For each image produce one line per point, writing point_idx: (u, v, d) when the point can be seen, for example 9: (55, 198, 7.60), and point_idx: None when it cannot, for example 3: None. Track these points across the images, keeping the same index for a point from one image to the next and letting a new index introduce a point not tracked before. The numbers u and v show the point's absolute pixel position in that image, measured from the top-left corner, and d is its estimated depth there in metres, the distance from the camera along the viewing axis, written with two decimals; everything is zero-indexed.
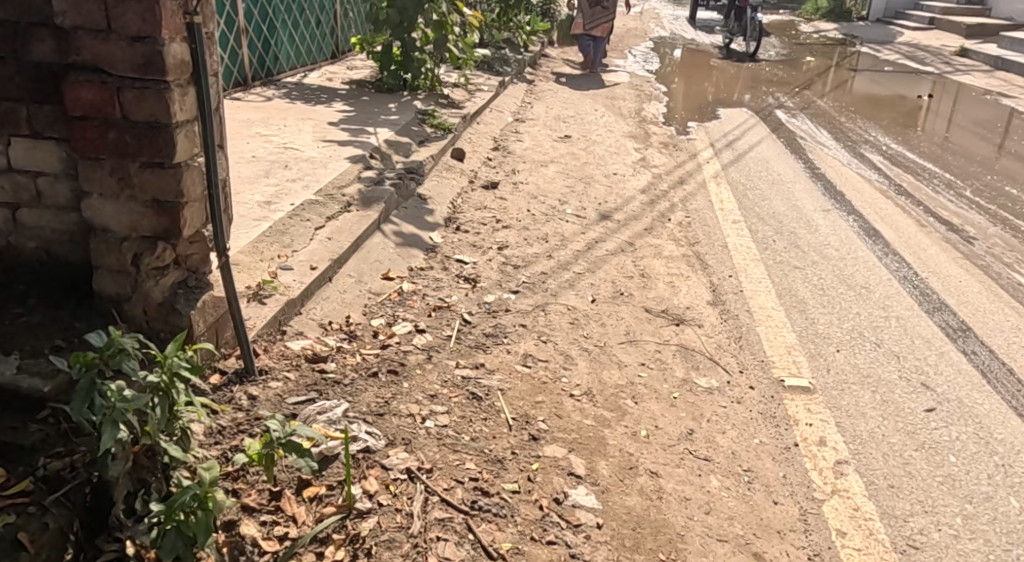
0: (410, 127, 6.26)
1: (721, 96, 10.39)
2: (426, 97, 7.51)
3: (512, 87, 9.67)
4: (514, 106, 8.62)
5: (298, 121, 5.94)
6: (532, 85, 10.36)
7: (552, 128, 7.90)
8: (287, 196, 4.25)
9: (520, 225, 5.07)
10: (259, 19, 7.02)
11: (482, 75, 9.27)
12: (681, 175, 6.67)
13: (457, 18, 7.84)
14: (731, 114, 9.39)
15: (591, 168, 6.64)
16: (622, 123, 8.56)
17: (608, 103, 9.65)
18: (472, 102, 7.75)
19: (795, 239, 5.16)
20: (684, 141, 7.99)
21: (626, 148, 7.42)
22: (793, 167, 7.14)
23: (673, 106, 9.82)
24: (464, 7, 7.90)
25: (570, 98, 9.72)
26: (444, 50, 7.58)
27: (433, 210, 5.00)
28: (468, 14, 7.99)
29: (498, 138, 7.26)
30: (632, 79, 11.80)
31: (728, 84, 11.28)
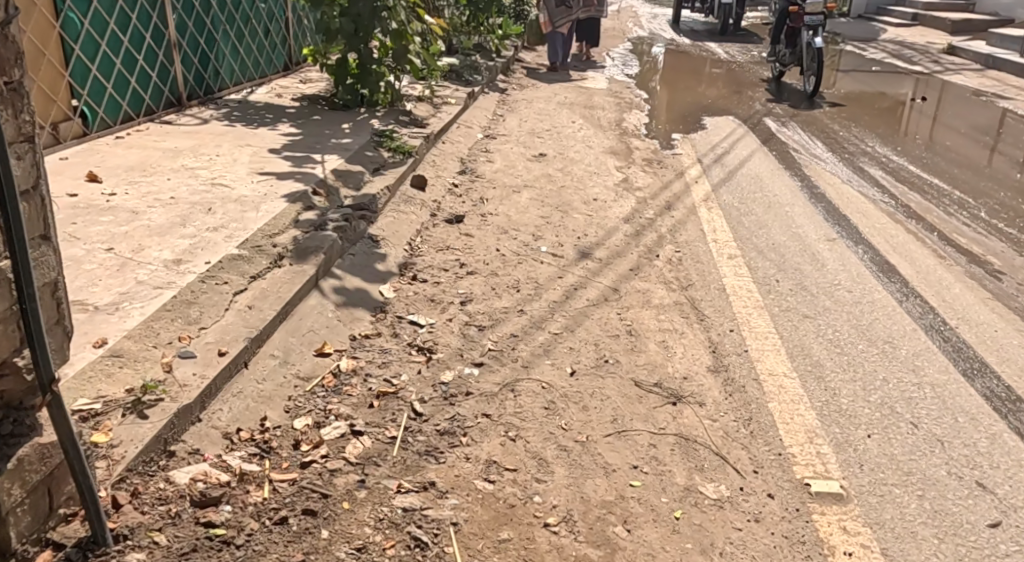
0: (364, 152, 5.59)
1: (706, 103, 9.83)
2: (386, 115, 6.82)
3: (483, 98, 9.02)
4: (483, 120, 7.97)
5: (235, 148, 5.24)
6: (504, 94, 9.72)
7: (525, 146, 7.25)
8: (204, 249, 3.56)
9: (488, 271, 4.40)
10: (197, 32, 6.31)
11: (450, 86, 8.60)
12: (667, 198, 6.05)
13: (418, 26, 7.18)
14: (719, 124, 8.79)
15: (568, 193, 5.99)
16: (602, 137, 7.93)
17: (585, 113, 9.02)
18: (437, 119, 7.10)
19: (801, 278, 4.54)
20: (668, 157, 7.37)
21: (607, 168, 6.79)
22: (789, 185, 6.53)
23: (656, 115, 9.19)
24: (426, 14, 7.24)
25: (546, 109, 9.07)
26: (405, 62, 6.91)
27: (385, 254, 4.33)
28: (430, 21, 7.34)
29: (466, 159, 6.60)
30: (610, 85, 11.18)
31: (713, 90, 10.67)
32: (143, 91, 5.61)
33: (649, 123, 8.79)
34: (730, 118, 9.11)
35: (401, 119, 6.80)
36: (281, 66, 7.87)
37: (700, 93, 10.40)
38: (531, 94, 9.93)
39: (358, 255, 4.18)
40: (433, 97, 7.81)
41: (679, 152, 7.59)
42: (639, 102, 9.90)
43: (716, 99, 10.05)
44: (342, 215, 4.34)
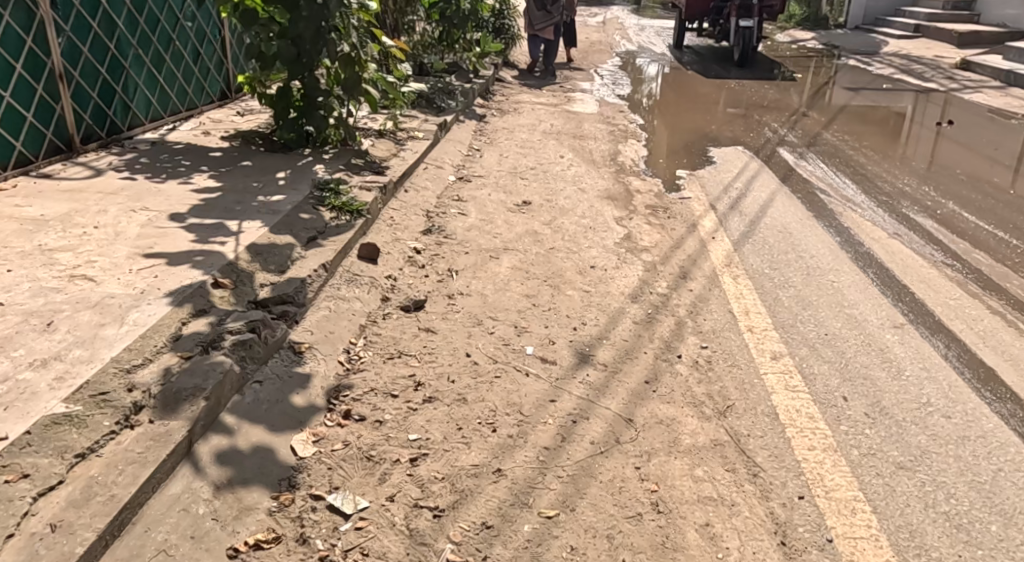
0: (301, 213, 4.39)
1: (708, 132, 8.81)
2: (335, 157, 5.62)
3: (458, 127, 7.88)
4: (456, 157, 6.83)
5: (125, 213, 4.03)
6: (483, 122, 8.59)
7: (506, 191, 6.08)
8: (8, 409, 2.33)
9: (452, 395, 3.18)
10: (95, 59, 5.09)
11: (419, 115, 7.44)
12: (681, 263, 4.90)
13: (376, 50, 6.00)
14: (728, 159, 7.69)
15: (560, 259, 4.83)
16: (596, 177, 6.79)
17: (574, 145, 7.89)
18: (400, 161, 5.94)
19: (875, 389, 3.40)
20: (675, 202, 6.23)
21: (604, 219, 5.63)
22: (824, 239, 5.39)
23: (657, 148, 8.08)
24: (385, 37, 6.10)
25: (529, 141, 7.90)
26: (360, 93, 5.74)
27: (310, 375, 3.12)
28: (390, 45, 6.20)
29: (432, 211, 5.43)
30: (602, 108, 10.06)
31: (717, 118, 9.58)
32: (12, 137, 4.40)
33: (649, 158, 7.67)
34: (739, 150, 8.03)
35: (355, 162, 5.61)
36: (213, 94, 6.65)
37: (702, 122, 9.34)
38: (513, 121, 8.80)
39: (266, 382, 2.95)
40: (396, 134, 6.64)
41: (688, 195, 6.46)
42: (634, 131, 8.77)
43: (719, 127, 9.03)
44: (247, 320, 3.11)
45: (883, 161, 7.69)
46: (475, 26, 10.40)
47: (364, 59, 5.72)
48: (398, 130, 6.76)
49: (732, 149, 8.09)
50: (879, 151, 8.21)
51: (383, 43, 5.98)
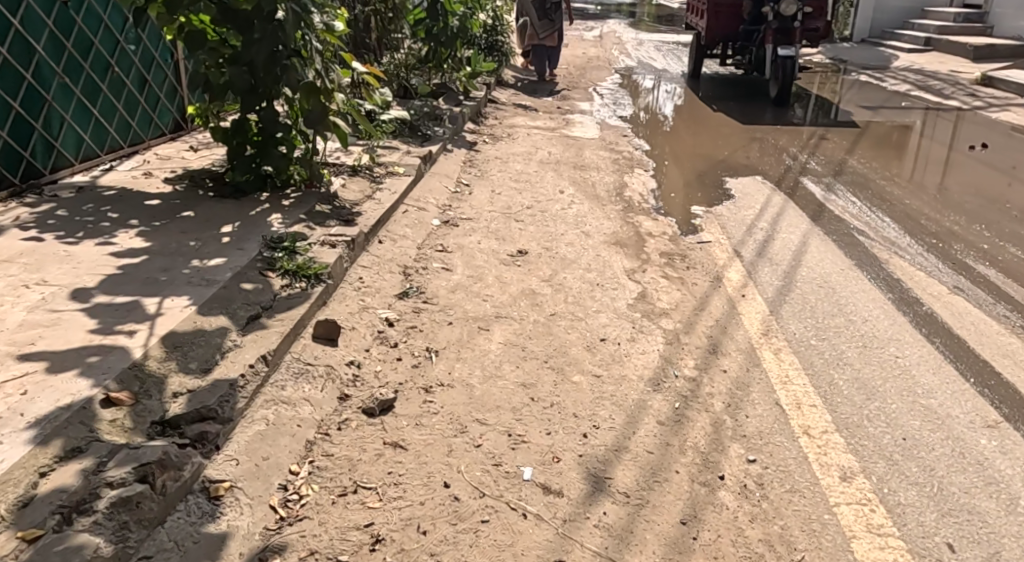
0: (244, 282, 3.56)
1: (721, 160, 8.03)
2: (297, 203, 4.79)
3: (446, 159, 7.09)
4: (442, 196, 6.03)
5: (15, 289, 3.20)
6: (474, 151, 7.81)
7: (498, 238, 5.28)
8: None
9: (423, 557, 2.34)
10: (7, 92, 4.31)
11: (400, 146, 6.63)
12: (709, 333, 4.08)
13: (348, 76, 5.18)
14: (748, 192, 6.89)
15: (563, 329, 4.02)
16: (601, 218, 5.99)
17: (576, 178, 7.11)
18: (376, 205, 5.12)
19: (986, 528, 2.59)
20: (694, 249, 5.42)
21: (613, 273, 4.83)
22: (873, 297, 4.58)
23: (667, 180, 7.28)
24: (355, 61, 5.28)
25: (524, 174, 7.10)
26: (328, 126, 4.91)
27: (227, 537, 2.28)
28: (362, 71, 5.38)
29: (410, 265, 4.61)
30: (604, 132, 9.29)
31: (729, 144, 8.78)
32: None
33: (659, 192, 6.87)
34: (758, 181, 7.23)
35: (321, 207, 4.79)
36: (163, 124, 5.84)
37: (713, 149, 8.54)
38: (507, 149, 8.03)
39: (157, 559, 2.11)
40: (370, 172, 5.82)
41: (706, 239, 5.64)
42: (640, 159, 7.98)
43: (732, 155, 8.26)
44: (138, 463, 2.23)
45: (919, 193, 6.92)
46: (466, 44, 9.64)
47: (333, 87, 4.90)
48: (374, 166, 5.94)
49: (752, 179, 7.29)
50: (912, 179, 7.44)
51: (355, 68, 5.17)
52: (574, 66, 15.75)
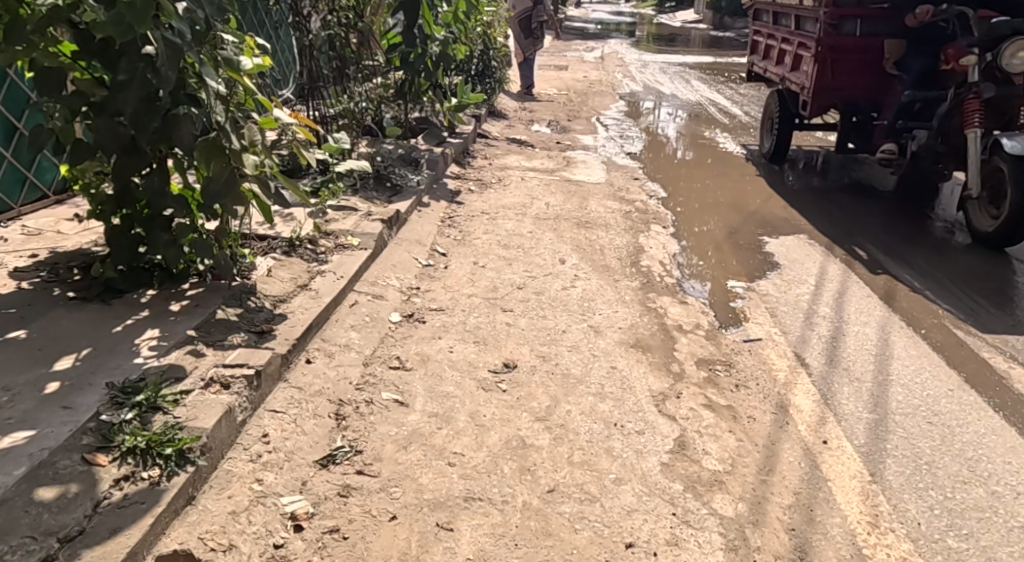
0: (45, 485, 2.19)
1: (753, 214, 6.70)
2: (192, 307, 3.40)
3: (420, 217, 5.75)
4: (408, 278, 4.67)
5: None
6: (457, 204, 6.47)
7: (478, 344, 3.92)
8: None
9: None
10: None
11: (359, 207, 5.27)
12: (786, 522, 2.71)
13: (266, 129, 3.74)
14: (795, 260, 5.54)
15: (567, 522, 2.62)
16: (614, 303, 4.65)
17: (580, 241, 5.77)
18: (309, 305, 3.73)
19: None
20: (740, 353, 4.06)
21: (635, 401, 3.47)
22: (1013, 445, 3.19)
23: (693, 242, 5.94)
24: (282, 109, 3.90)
25: (516, 236, 5.75)
26: (238, 198, 3.52)
27: None
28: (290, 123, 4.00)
29: (349, 400, 3.23)
30: (612, 174, 7.98)
31: (759, 191, 7.46)
32: None
33: (685, 261, 5.52)
34: (807, 245, 5.89)
35: (225, 312, 3.41)
36: (44, 184, 4.49)
37: (743, 199, 7.20)
38: (498, 199, 6.70)
39: None
40: (312, 247, 4.46)
41: (755, 337, 4.27)
42: (656, 212, 6.65)
43: (765, 206, 6.93)
44: None
45: (979, 248, 5.72)
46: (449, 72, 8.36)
47: (244, 145, 3.48)
48: (318, 238, 4.59)
49: (797, 242, 5.94)
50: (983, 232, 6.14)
51: (277, 118, 3.75)
52: (574, 92, 14.48)
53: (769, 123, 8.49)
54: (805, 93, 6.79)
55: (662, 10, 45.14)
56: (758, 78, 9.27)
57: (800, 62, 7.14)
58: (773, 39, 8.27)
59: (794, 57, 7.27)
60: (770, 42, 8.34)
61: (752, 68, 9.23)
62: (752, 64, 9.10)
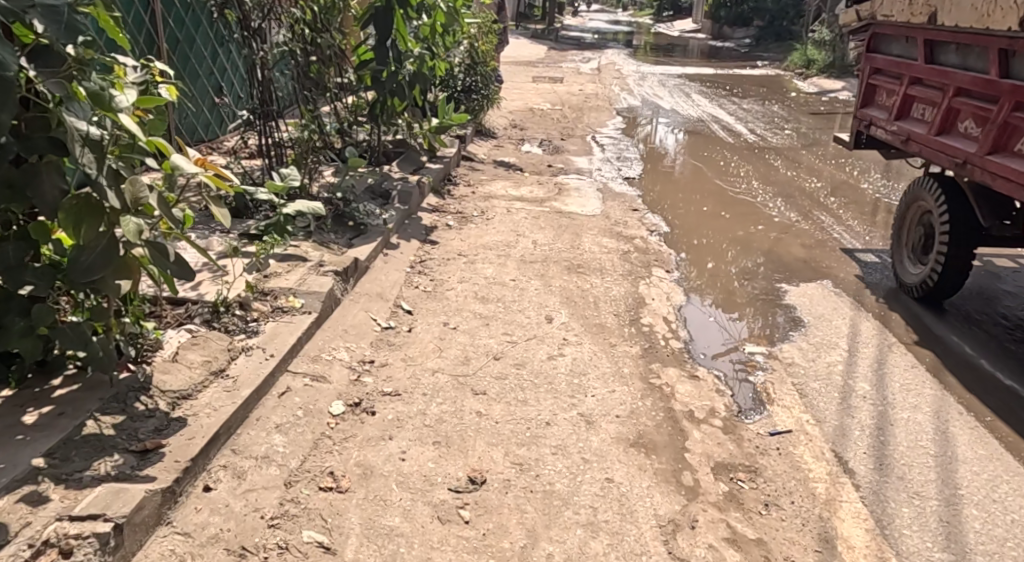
0: None
1: (765, 255, 5.96)
2: (55, 415, 2.59)
3: (385, 264, 4.98)
4: (361, 347, 3.87)
5: None
6: (433, 243, 5.70)
7: (439, 446, 3.12)
8: None
9: None
10: None
11: (309, 256, 4.47)
12: None
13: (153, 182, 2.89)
14: (822, 316, 4.74)
15: None
16: (609, 377, 3.86)
17: (571, 290, 4.99)
18: (221, 403, 2.94)
19: None
20: (767, 453, 3.26)
21: (637, 538, 2.66)
22: None
23: (700, 293, 5.16)
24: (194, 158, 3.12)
25: (497, 285, 4.96)
26: (123, 267, 2.72)
27: None
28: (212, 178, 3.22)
29: (255, 547, 2.42)
30: (609, 203, 7.22)
31: (773, 228, 6.69)
32: None
33: (692, 318, 4.75)
34: (834, 297, 5.09)
35: (97, 423, 2.60)
36: None
37: (754, 237, 6.43)
38: (480, 237, 5.91)
39: None
40: (241, 313, 3.66)
41: (783, 428, 3.47)
42: (657, 253, 5.87)
43: (777, 245, 6.19)
44: None
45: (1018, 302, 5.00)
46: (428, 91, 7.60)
47: (129, 204, 2.66)
48: (251, 299, 3.78)
49: (822, 293, 5.15)
50: (1003, 277, 5.47)
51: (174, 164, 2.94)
52: (569, 106, 13.72)
53: (919, 233, 5.05)
54: (980, 171, 4.13)
55: (660, 19, 44.52)
56: (868, 147, 5.85)
57: (1005, 137, 3.94)
58: (920, 86, 4.88)
59: (941, 112, 4.54)
60: (909, 92, 4.98)
61: (863, 129, 5.72)
62: (866, 123, 5.60)
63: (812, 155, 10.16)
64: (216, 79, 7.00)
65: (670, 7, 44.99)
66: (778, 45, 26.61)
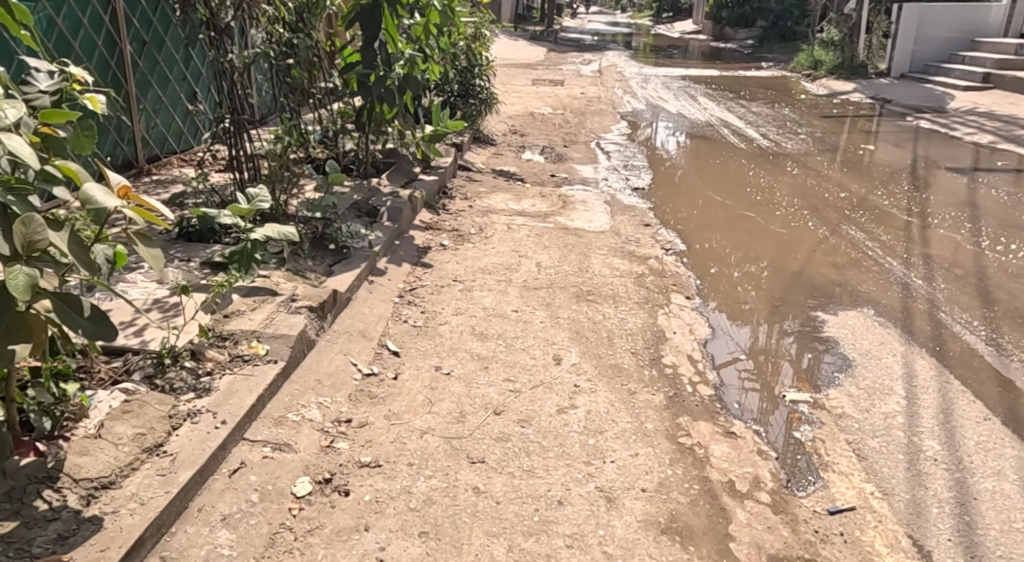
0: None
1: (792, 279, 5.39)
2: None
3: (371, 295, 4.40)
4: (338, 401, 3.28)
5: None
6: (426, 267, 5.11)
7: (428, 539, 2.52)
8: None
9: None
10: None
11: (281, 289, 3.88)
12: None
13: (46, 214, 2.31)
14: (868, 354, 4.17)
15: None
16: (630, 435, 3.28)
17: (580, 322, 4.41)
18: (155, 493, 2.35)
19: None
20: (829, 542, 2.66)
21: None
22: None
23: (726, 325, 4.59)
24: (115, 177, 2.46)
25: (497, 318, 4.37)
26: (15, 327, 2.13)
27: None
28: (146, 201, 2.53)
29: None
30: (618, 218, 6.64)
31: (798, 246, 6.10)
32: None
33: (719, 356, 4.17)
34: (879, 330, 4.50)
35: None
36: None
37: (780, 258, 5.85)
38: (478, 260, 5.33)
39: None
40: (192, 364, 3.06)
41: (844, 503, 2.88)
42: (675, 276, 5.30)
43: (805, 266, 5.63)
44: None
45: None
46: (420, 97, 7.04)
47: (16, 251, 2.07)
48: (206, 345, 3.18)
49: (866, 325, 4.57)
50: None
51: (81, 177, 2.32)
52: (570, 110, 13.14)
53: None
54: None
55: (660, 21, 43.95)
56: None
57: None
58: None
59: None
60: None
61: None
62: None
63: (831, 162, 9.59)
64: (189, 85, 6.42)
65: (671, 8, 44.44)
66: (783, 46, 26.00)
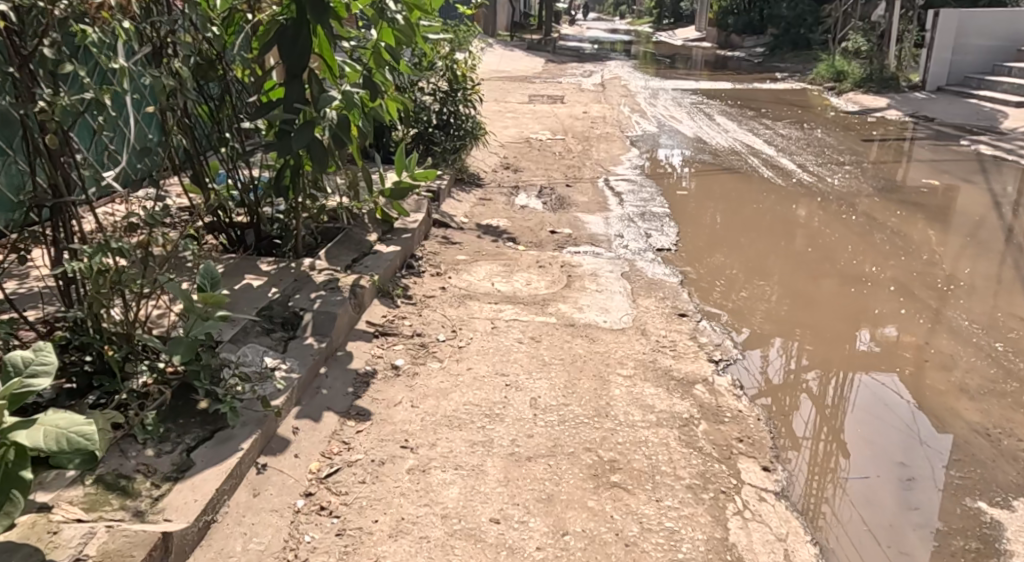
0: None
1: (905, 422, 3.68)
2: None
3: (255, 502, 2.66)
4: None
5: None
6: (362, 416, 3.38)
7: None
8: None
9: None
10: None
11: (55, 544, 2.11)
12: None
13: None
14: (906, 471, 3.28)
15: None
16: None
17: (603, 542, 2.68)
18: None
19: None
20: None
21: None
22: None
23: (806, 488, 3.16)
24: None
25: (464, 540, 2.64)
26: None
27: None
28: None
29: None
30: (642, 306, 4.91)
31: (897, 357, 4.37)
32: None
33: None
34: (899, 422, 3.68)
35: None
36: None
37: (874, 380, 4.12)
38: (442, 397, 3.59)
39: None
40: None
41: None
42: (738, 423, 3.56)
43: (916, 395, 3.92)
44: None
45: None
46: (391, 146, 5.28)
47: None
48: None
49: (881, 414, 3.77)
50: None
51: None
52: (573, 134, 11.43)
53: None
54: None
55: (661, 27, 42.29)
56: None
57: None
58: None
59: None
60: None
61: None
62: None
63: (891, 204, 7.87)
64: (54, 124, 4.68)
65: (672, 16, 42.93)
66: (796, 56, 24.29)
